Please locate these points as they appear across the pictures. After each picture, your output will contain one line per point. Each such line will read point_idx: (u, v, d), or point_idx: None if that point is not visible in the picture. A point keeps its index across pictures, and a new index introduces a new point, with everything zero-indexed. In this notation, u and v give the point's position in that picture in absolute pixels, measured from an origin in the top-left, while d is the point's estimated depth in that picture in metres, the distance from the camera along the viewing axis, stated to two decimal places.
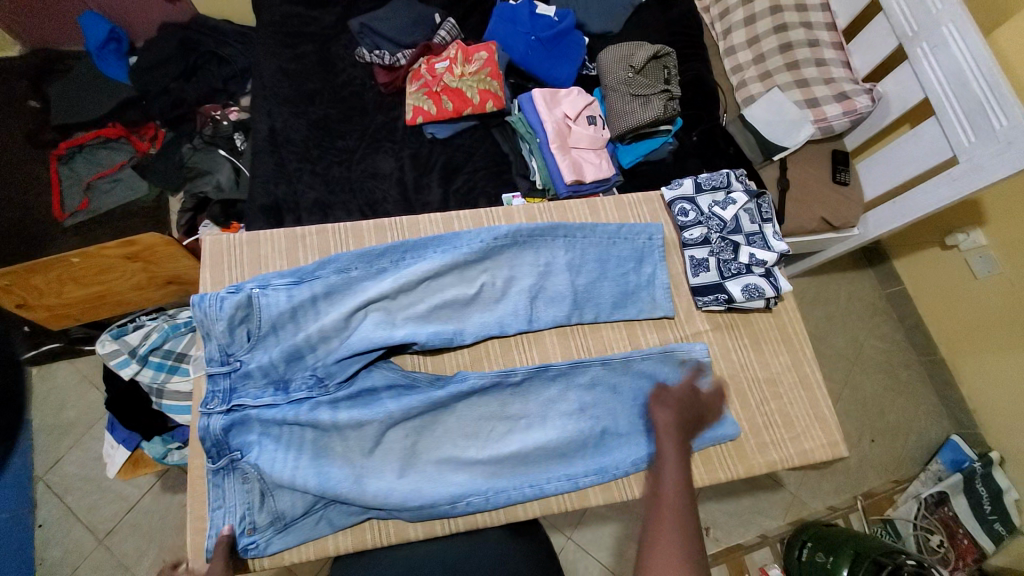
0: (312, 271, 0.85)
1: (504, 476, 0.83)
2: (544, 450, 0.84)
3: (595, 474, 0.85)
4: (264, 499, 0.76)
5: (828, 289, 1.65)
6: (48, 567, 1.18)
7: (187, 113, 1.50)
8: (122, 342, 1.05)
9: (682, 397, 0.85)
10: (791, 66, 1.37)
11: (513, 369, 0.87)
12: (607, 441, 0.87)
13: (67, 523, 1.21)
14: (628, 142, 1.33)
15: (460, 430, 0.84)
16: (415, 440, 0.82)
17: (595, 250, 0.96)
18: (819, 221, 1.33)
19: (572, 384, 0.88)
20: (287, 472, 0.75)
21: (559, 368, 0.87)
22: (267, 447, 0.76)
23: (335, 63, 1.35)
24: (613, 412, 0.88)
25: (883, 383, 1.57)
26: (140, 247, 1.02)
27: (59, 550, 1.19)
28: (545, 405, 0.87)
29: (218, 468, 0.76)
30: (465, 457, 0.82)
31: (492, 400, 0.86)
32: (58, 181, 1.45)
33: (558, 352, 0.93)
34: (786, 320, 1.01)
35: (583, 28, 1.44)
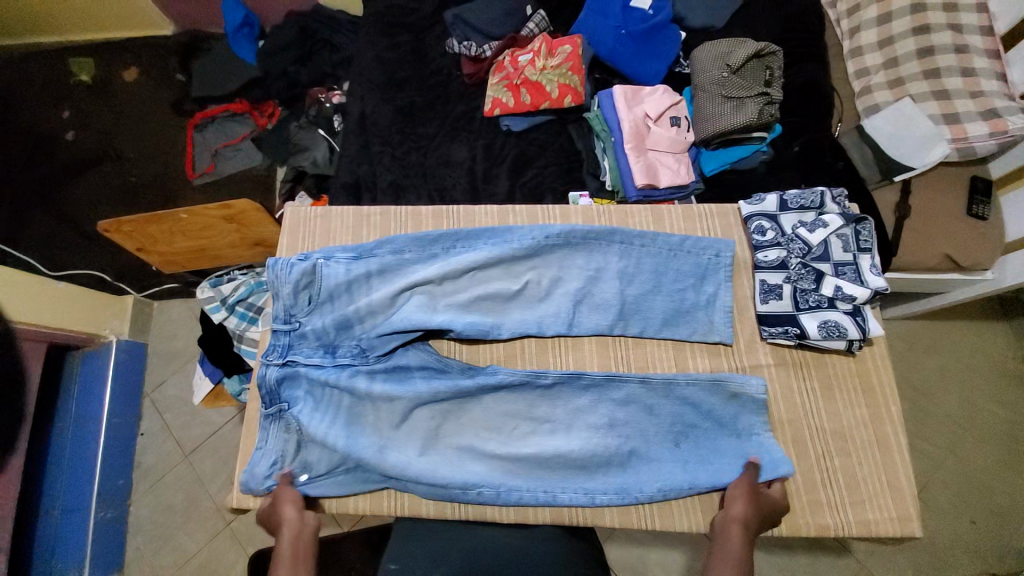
0: (372, 248, 0.89)
1: (521, 475, 0.81)
2: (565, 459, 0.82)
3: (614, 494, 0.80)
4: (298, 450, 0.82)
5: (947, 338, 1.41)
6: (143, 469, 1.39)
7: (300, 95, 1.63)
8: (216, 290, 1.20)
9: (766, 508, 0.76)
10: (931, 73, 1.18)
11: (545, 371, 0.85)
12: (632, 464, 0.82)
13: (163, 435, 1.41)
14: (713, 147, 1.23)
15: (483, 422, 0.84)
16: (439, 423, 0.84)
17: (652, 258, 0.90)
18: (941, 258, 1.14)
19: (605, 396, 0.85)
20: (321, 429, 0.81)
21: (593, 377, 0.84)
22: (311, 402, 0.83)
23: (426, 53, 1.40)
24: (644, 434, 0.83)
25: (1002, 459, 1.32)
26: (234, 211, 1.17)
27: (152, 458, 1.40)
28: (572, 412, 0.84)
29: (268, 415, 0.83)
30: (486, 449, 0.83)
31: (520, 398, 0.85)
32: (193, 147, 1.67)
33: (595, 361, 0.89)
34: (870, 368, 0.87)
35: (682, 23, 1.35)
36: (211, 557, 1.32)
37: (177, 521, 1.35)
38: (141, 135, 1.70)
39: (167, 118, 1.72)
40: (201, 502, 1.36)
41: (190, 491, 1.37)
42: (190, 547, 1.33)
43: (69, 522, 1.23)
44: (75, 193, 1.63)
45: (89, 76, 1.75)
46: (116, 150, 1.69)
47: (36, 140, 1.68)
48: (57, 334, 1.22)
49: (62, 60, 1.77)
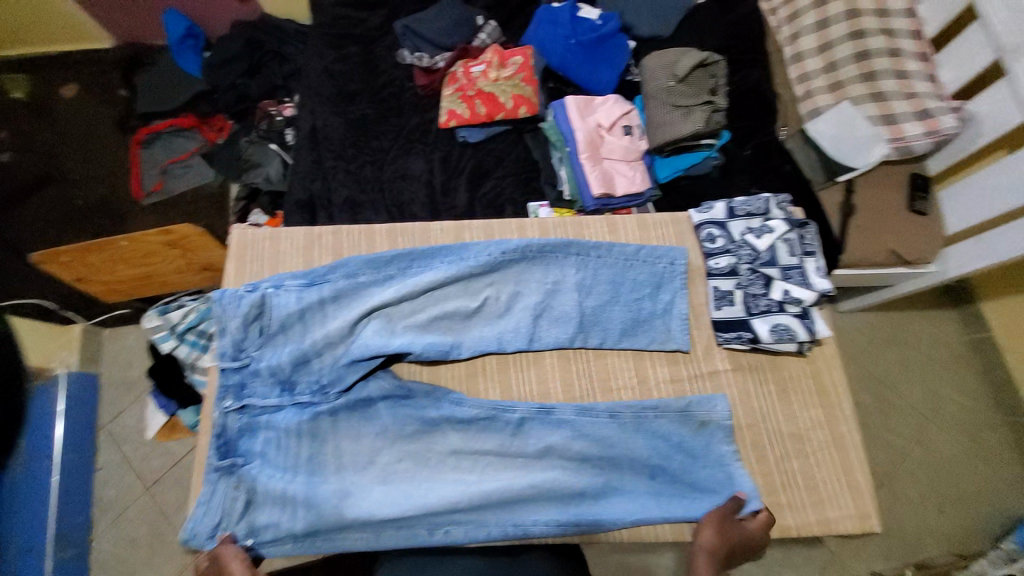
0: (324, 273, 0.86)
1: (488, 518, 0.78)
2: (537, 490, 0.79)
3: (586, 525, 0.78)
4: (246, 509, 0.77)
5: (903, 327, 1.47)
6: (105, 503, 1.30)
7: (250, 108, 1.58)
8: (164, 318, 1.15)
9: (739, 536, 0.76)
10: (867, 78, 1.22)
11: (511, 406, 0.84)
12: (607, 495, 0.81)
13: (123, 469, 1.33)
14: (666, 154, 1.24)
15: (453, 460, 0.82)
16: (408, 466, 0.81)
17: (609, 275, 0.91)
18: (887, 254, 1.19)
19: (578, 429, 0.84)
20: (281, 484, 0.77)
21: (563, 413, 0.84)
22: (268, 461, 0.79)
23: (377, 64, 1.38)
24: (615, 462, 0.83)
25: (958, 443, 1.38)
26: (177, 236, 1.15)
27: (114, 491, 1.31)
28: (545, 446, 0.83)
29: (218, 468, 0.78)
30: (462, 486, 0.79)
31: (489, 438, 0.83)
32: (139, 165, 1.59)
33: (559, 393, 0.88)
34: (822, 367, 0.90)
35: (631, 31, 1.37)
36: None
37: (140, 559, 1.26)
38: (83, 153, 1.59)
39: (111, 135, 1.62)
40: (166, 535, 1.28)
41: (155, 524, 1.29)
42: None
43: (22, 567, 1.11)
44: None
45: (23, 92, 1.62)
46: (61, 170, 1.56)
47: None
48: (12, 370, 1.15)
49: None
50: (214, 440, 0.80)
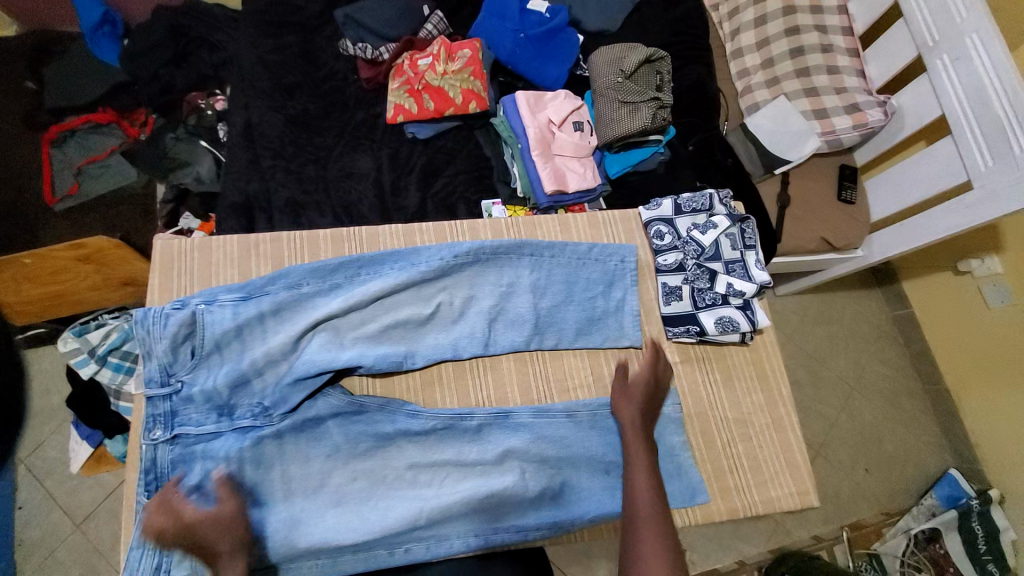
0: (262, 286, 0.81)
1: (449, 530, 0.77)
2: (498, 499, 0.78)
3: (547, 528, 0.79)
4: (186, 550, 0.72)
5: (832, 307, 1.56)
6: (27, 547, 1.18)
7: (176, 101, 1.42)
8: (83, 341, 1.05)
9: (642, 381, 0.86)
10: (803, 72, 1.28)
11: (470, 412, 0.83)
12: (565, 495, 0.81)
13: (47, 504, 1.21)
14: (616, 150, 1.25)
15: (411, 473, 0.80)
16: (363, 484, 0.78)
17: (562, 277, 0.90)
18: (818, 241, 1.25)
19: (537, 431, 0.84)
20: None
21: (520, 417, 0.84)
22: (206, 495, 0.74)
23: (317, 56, 1.30)
24: (573, 462, 0.83)
25: (885, 411, 1.50)
26: (91, 249, 1.08)
27: (39, 531, 1.20)
28: (504, 451, 0.82)
29: None
30: (420, 501, 0.77)
31: (447, 447, 0.82)
32: (50, 167, 1.42)
33: (516, 394, 0.87)
34: (763, 356, 0.94)
35: (579, 24, 1.36)
36: None
37: None
38: None
39: (17, 134, 1.45)
40: (102, 572, 1.18)
41: (89, 563, 1.19)
42: None
43: None
44: None
45: None
46: None
47: None
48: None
49: None
50: (143, 476, 0.74)
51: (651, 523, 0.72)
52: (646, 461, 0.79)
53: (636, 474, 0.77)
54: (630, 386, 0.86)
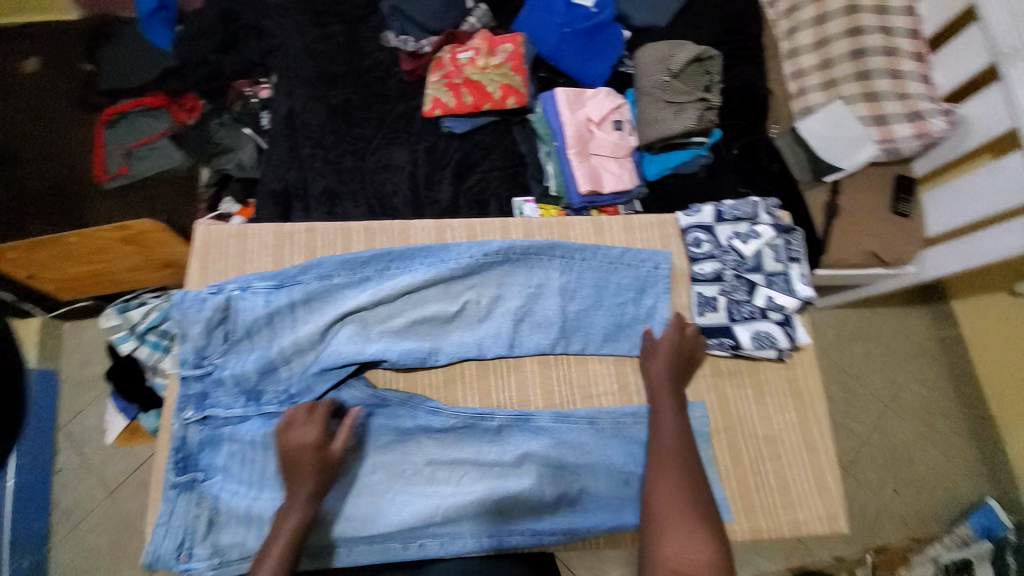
0: (295, 275, 0.82)
1: (462, 527, 0.77)
2: (513, 500, 0.77)
3: (562, 534, 0.77)
4: (210, 528, 0.74)
5: (871, 323, 1.48)
6: (63, 510, 1.26)
7: (222, 87, 1.47)
8: (125, 317, 1.11)
9: (672, 339, 0.83)
10: (861, 77, 1.20)
11: (491, 413, 0.82)
12: (582, 503, 0.79)
13: (83, 472, 1.28)
14: (656, 151, 1.22)
15: (428, 469, 0.80)
16: (382, 477, 0.79)
17: (591, 281, 0.88)
18: (865, 255, 1.19)
19: (560, 437, 0.82)
20: (245, 502, 0.75)
21: (541, 421, 0.82)
22: (231, 477, 0.77)
23: (362, 45, 1.31)
24: (592, 470, 0.81)
25: (919, 432, 1.41)
26: (133, 232, 1.10)
27: (72, 498, 1.27)
28: (523, 453, 0.80)
29: (176, 484, 0.75)
30: (436, 497, 0.77)
31: (466, 446, 0.81)
32: (102, 146, 1.48)
33: (539, 399, 0.85)
34: (799, 374, 0.89)
35: (627, 20, 1.32)
36: None
37: (105, 564, 1.23)
38: None
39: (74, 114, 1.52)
40: (129, 539, 1.25)
41: (119, 532, 1.25)
42: None
43: None
44: None
45: None
46: None
47: None
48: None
49: None
50: (173, 455, 0.76)
51: (672, 459, 0.74)
52: (674, 407, 0.79)
53: (663, 416, 0.79)
54: (659, 344, 0.84)
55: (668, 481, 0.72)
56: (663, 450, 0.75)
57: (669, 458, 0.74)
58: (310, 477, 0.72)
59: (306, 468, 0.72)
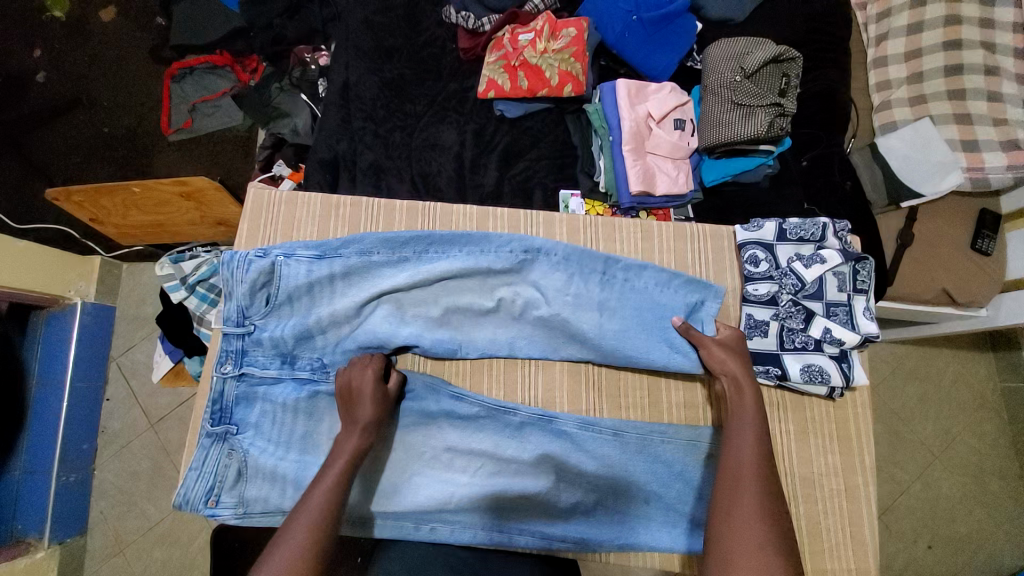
0: (337, 247, 0.81)
1: (475, 517, 0.76)
2: (528, 499, 0.76)
3: (573, 542, 0.76)
4: (237, 479, 0.77)
5: (931, 363, 1.37)
6: (108, 435, 1.33)
7: (284, 52, 1.45)
8: (176, 267, 1.13)
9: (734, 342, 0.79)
10: (955, 94, 1.13)
11: (514, 407, 0.80)
12: (595, 513, 0.77)
13: (129, 403, 1.35)
14: (716, 156, 1.15)
15: (446, 455, 0.79)
16: (403, 454, 0.78)
17: (634, 303, 0.82)
18: (937, 292, 1.09)
19: (579, 443, 0.79)
20: (271, 461, 0.77)
21: (565, 421, 0.79)
22: (261, 433, 0.78)
23: (420, 20, 1.29)
24: (611, 483, 0.77)
25: (960, 481, 1.32)
26: (192, 188, 1.13)
27: (119, 424, 1.34)
28: (542, 453, 0.78)
29: (211, 433, 0.77)
30: (453, 484, 0.77)
31: (487, 436, 0.79)
32: (169, 99, 1.52)
33: (565, 400, 0.83)
34: (849, 416, 0.83)
35: (699, 11, 1.24)
36: (172, 530, 1.28)
37: (140, 491, 1.30)
38: (117, 82, 1.56)
39: (143, 64, 1.58)
40: (166, 471, 1.32)
41: (157, 459, 1.32)
42: (155, 515, 1.29)
43: (31, 483, 1.18)
44: (46, 139, 1.51)
45: (62, 10, 1.60)
46: (90, 97, 1.55)
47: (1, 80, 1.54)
48: (14, 293, 1.15)
49: None
50: (210, 405, 0.78)
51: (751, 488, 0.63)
52: (754, 428, 0.70)
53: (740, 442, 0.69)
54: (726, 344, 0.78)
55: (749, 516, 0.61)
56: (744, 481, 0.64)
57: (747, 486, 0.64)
58: (365, 412, 0.73)
59: (362, 404, 0.73)
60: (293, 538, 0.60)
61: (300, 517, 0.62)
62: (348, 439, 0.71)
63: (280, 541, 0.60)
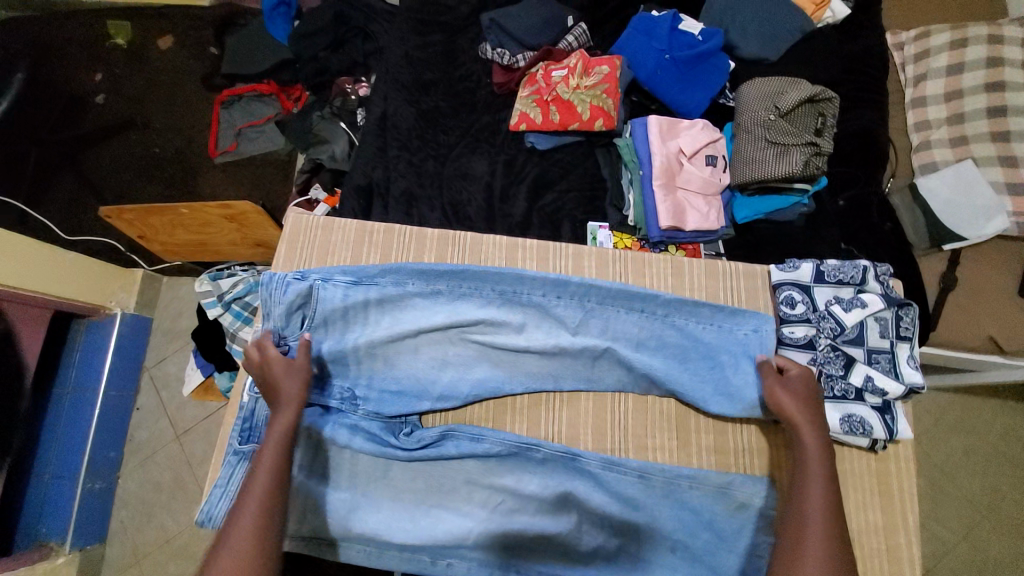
0: (373, 275, 0.83)
1: (491, 556, 0.74)
2: (548, 540, 0.74)
3: None
4: None
5: (977, 414, 1.29)
6: (136, 443, 1.37)
7: (327, 82, 1.52)
8: (215, 285, 1.18)
9: (802, 383, 0.73)
10: (999, 136, 1.10)
11: (539, 443, 0.78)
12: (618, 560, 0.74)
13: (158, 414, 1.39)
14: (749, 193, 1.14)
15: (465, 491, 0.77)
16: (422, 484, 0.77)
17: (682, 352, 0.80)
18: (984, 339, 1.04)
19: (603, 483, 0.76)
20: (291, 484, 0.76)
21: (588, 459, 0.77)
22: None
23: (457, 56, 1.34)
24: (637, 532, 0.74)
25: (1010, 545, 1.21)
26: (235, 212, 1.17)
27: (146, 434, 1.38)
28: (564, 493, 0.76)
29: (239, 451, 0.78)
30: (469, 521, 0.75)
31: (508, 470, 0.78)
32: (217, 124, 1.61)
33: (589, 438, 0.81)
34: (891, 471, 0.78)
35: (733, 50, 1.24)
36: (188, 543, 1.29)
37: (161, 501, 1.32)
38: (170, 107, 1.66)
39: (195, 91, 1.68)
40: (186, 483, 1.33)
41: (179, 470, 1.34)
42: (173, 527, 1.30)
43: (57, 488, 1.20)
44: (100, 158, 1.60)
45: (126, 40, 1.73)
46: (143, 119, 1.65)
47: (65, 102, 1.65)
48: (56, 302, 1.19)
49: (102, 24, 1.75)
50: (242, 422, 0.80)
51: (815, 533, 0.60)
52: (822, 470, 0.65)
53: (810, 492, 0.64)
54: (792, 385, 0.74)
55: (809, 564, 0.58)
56: (807, 530, 0.61)
57: (812, 545, 0.59)
58: (293, 387, 0.72)
59: (289, 379, 0.72)
60: (249, 514, 0.60)
61: (251, 494, 0.62)
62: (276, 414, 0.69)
63: (237, 520, 0.59)
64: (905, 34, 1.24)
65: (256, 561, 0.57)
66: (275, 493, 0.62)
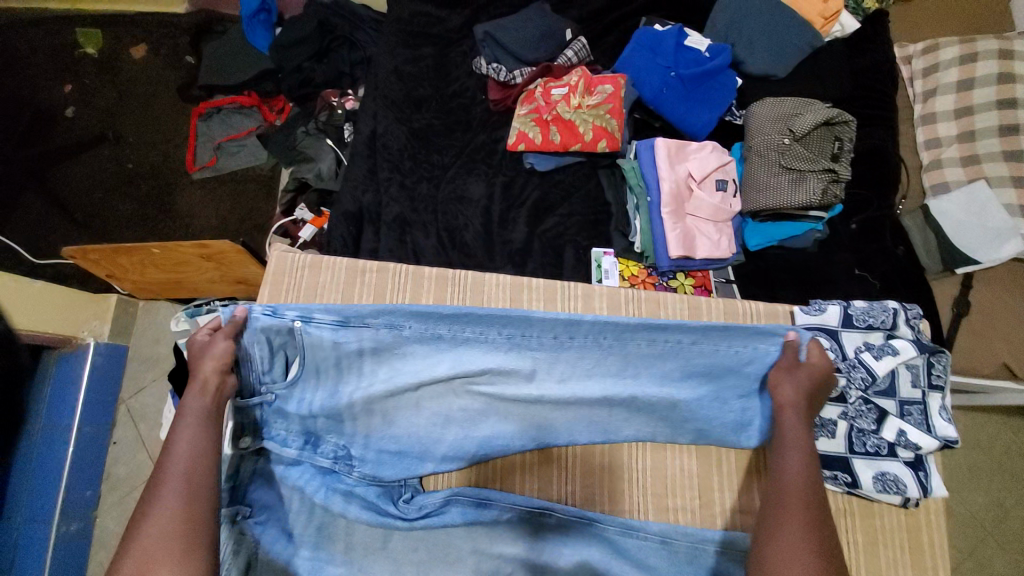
0: (362, 315, 0.70)
1: None
2: None
3: None
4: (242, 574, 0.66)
5: (983, 431, 1.26)
6: (113, 481, 1.27)
7: (312, 94, 1.44)
8: (192, 322, 1.07)
9: (815, 378, 0.69)
10: (1012, 155, 1.04)
11: (554, 508, 0.73)
12: None
13: (136, 449, 1.30)
14: (761, 219, 1.09)
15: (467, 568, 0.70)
16: (421, 561, 0.70)
17: (701, 374, 0.73)
18: (998, 366, 1.01)
19: (620, 552, 0.71)
20: (283, 556, 0.68)
21: (604, 523, 0.72)
22: (276, 520, 0.70)
23: (450, 70, 1.27)
24: None
25: (1018, 566, 1.18)
26: (213, 251, 1.08)
27: (125, 470, 1.28)
28: (579, 566, 0.70)
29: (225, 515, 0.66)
30: None
31: (518, 539, 0.72)
32: (195, 138, 1.52)
33: (605, 503, 0.78)
34: (923, 527, 0.74)
35: (739, 67, 1.19)
36: None
37: None
38: (143, 118, 1.56)
39: (171, 102, 1.58)
40: None
41: None
42: None
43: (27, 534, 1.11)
44: (70, 174, 1.50)
45: (95, 48, 1.62)
46: (116, 132, 1.55)
47: (30, 115, 1.55)
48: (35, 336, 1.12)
49: (69, 30, 1.64)
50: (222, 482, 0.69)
51: (801, 509, 0.58)
52: (805, 442, 0.65)
53: (790, 459, 0.63)
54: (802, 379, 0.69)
55: (799, 529, 0.57)
56: (791, 482, 0.61)
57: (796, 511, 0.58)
58: (205, 365, 0.66)
59: (207, 354, 0.67)
60: (168, 500, 0.56)
61: (169, 476, 0.58)
62: (187, 395, 0.64)
63: (154, 503, 0.56)
64: (913, 48, 1.20)
65: (177, 543, 0.54)
66: (199, 477, 0.59)
